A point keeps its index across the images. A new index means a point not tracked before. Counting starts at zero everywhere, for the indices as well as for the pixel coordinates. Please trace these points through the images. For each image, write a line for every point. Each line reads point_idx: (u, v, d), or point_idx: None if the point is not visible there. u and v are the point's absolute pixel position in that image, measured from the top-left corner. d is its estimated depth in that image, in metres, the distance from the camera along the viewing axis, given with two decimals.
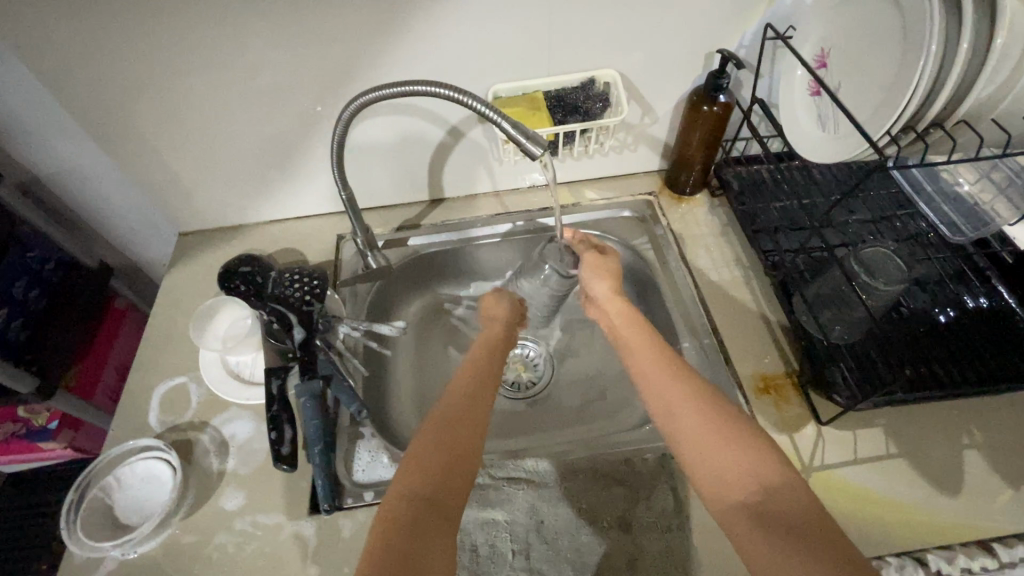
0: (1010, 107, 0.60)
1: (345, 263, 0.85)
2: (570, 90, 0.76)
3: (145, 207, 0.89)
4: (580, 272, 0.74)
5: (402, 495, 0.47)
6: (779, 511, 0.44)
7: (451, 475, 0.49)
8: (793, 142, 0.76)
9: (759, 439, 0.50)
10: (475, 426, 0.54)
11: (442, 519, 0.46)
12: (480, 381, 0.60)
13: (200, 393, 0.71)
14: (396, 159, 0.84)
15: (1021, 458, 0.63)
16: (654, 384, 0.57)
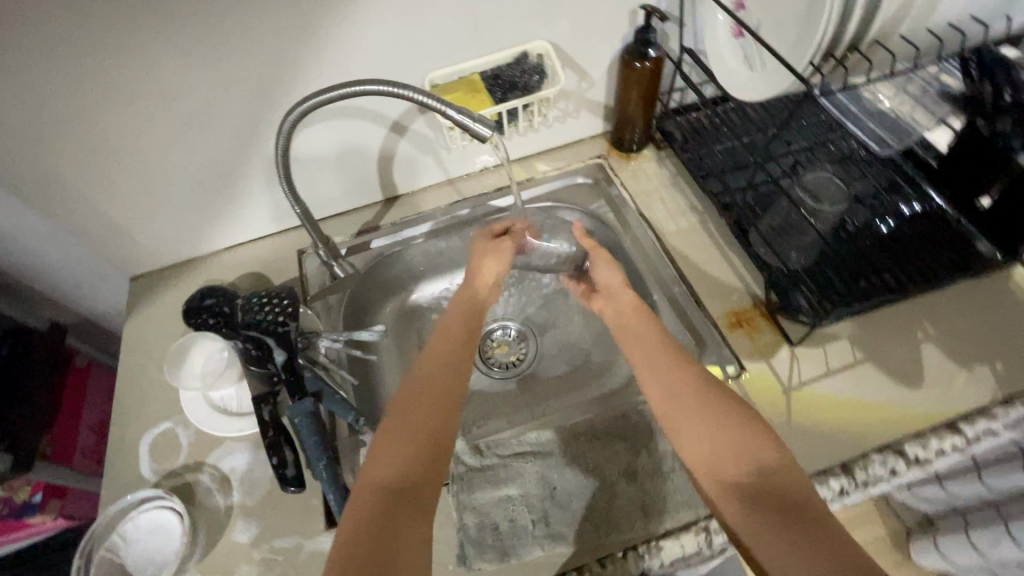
0: None
1: (310, 278, 0.83)
2: (505, 67, 0.75)
3: (84, 265, 0.83)
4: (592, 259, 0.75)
5: (368, 487, 0.48)
6: (772, 488, 0.46)
7: (418, 460, 0.50)
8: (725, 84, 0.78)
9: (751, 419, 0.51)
10: (443, 406, 0.54)
11: (414, 506, 0.47)
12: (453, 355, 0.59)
13: (189, 434, 0.69)
14: (342, 164, 0.82)
15: (973, 341, 0.68)
16: (646, 369, 0.58)
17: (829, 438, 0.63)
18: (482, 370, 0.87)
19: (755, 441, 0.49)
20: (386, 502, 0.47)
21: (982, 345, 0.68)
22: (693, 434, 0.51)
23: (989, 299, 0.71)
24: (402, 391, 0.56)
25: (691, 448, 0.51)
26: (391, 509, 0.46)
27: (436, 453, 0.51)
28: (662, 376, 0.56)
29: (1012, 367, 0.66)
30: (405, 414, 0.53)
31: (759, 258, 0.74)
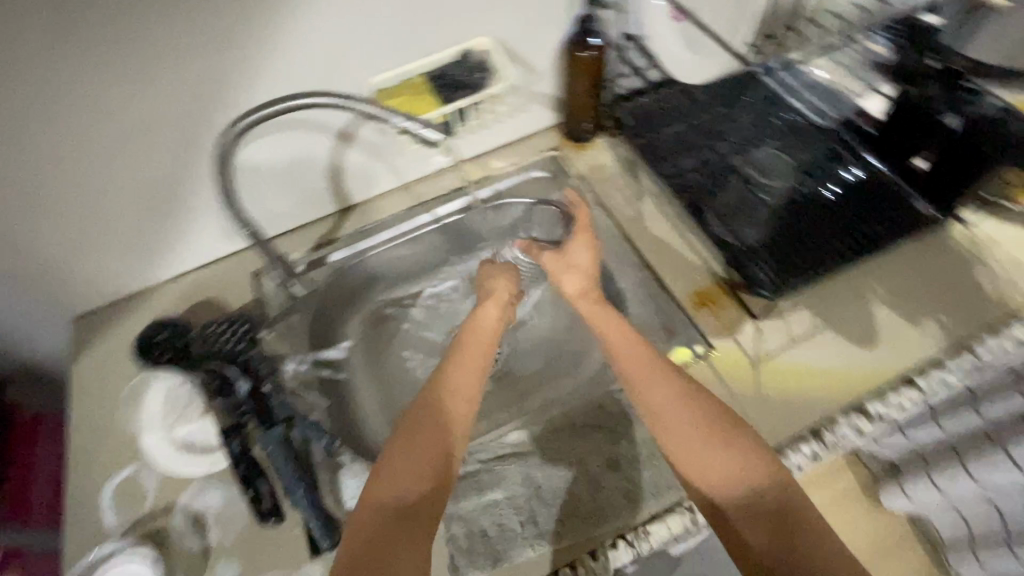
0: None
1: (268, 300, 0.79)
2: (449, 67, 0.73)
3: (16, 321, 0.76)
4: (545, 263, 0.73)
5: (373, 506, 0.47)
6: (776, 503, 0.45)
7: (426, 479, 0.49)
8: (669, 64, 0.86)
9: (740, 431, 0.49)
10: (456, 422, 0.52)
11: (413, 524, 0.46)
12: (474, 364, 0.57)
13: (154, 478, 0.66)
14: (290, 178, 0.79)
15: (922, 299, 0.71)
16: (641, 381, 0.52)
17: (798, 406, 0.66)
18: None
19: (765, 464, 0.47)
20: (397, 525, 0.46)
21: (929, 301, 0.71)
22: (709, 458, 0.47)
23: (932, 257, 0.74)
24: (418, 402, 0.53)
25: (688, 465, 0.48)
26: (391, 527, 0.46)
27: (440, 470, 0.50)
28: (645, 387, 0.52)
29: (957, 319, 0.69)
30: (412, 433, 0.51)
31: (716, 236, 0.75)
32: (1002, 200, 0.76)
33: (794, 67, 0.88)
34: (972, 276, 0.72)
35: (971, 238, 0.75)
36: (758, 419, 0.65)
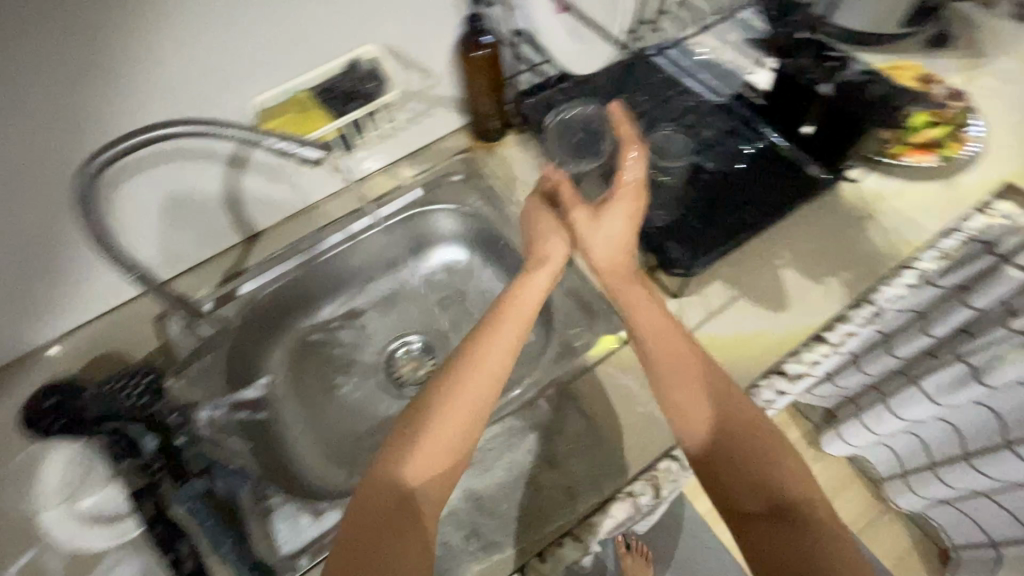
0: None
1: (176, 345, 0.74)
2: (337, 79, 0.70)
3: None
4: (580, 230, 0.62)
5: (382, 484, 0.47)
6: (790, 506, 0.48)
7: (437, 467, 0.48)
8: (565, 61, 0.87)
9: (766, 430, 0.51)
10: (478, 405, 0.50)
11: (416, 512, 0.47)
12: (503, 342, 0.53)
13: (57, 560, 0.59)
14: (182, 211, 0.74)
15: (824, 258, 0.75)
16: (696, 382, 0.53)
17: None
18: (393, 394, 0.83)
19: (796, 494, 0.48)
20: (403, 511, 0.46)
21: (829, 260, 0.75)
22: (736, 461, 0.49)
23: (826, 217, 0.78)
24: (443, 367, 0.52)
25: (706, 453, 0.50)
26: (395, 511, 0.46)
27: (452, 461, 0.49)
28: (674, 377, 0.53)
29: (855, 273, 0.74)
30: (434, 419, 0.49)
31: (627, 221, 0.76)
32: (884, 157, 0.80)
33: (685, 50, 0.91)
34: (864, 231, 0.77)
35: (859, 194, 0.79)
36: None
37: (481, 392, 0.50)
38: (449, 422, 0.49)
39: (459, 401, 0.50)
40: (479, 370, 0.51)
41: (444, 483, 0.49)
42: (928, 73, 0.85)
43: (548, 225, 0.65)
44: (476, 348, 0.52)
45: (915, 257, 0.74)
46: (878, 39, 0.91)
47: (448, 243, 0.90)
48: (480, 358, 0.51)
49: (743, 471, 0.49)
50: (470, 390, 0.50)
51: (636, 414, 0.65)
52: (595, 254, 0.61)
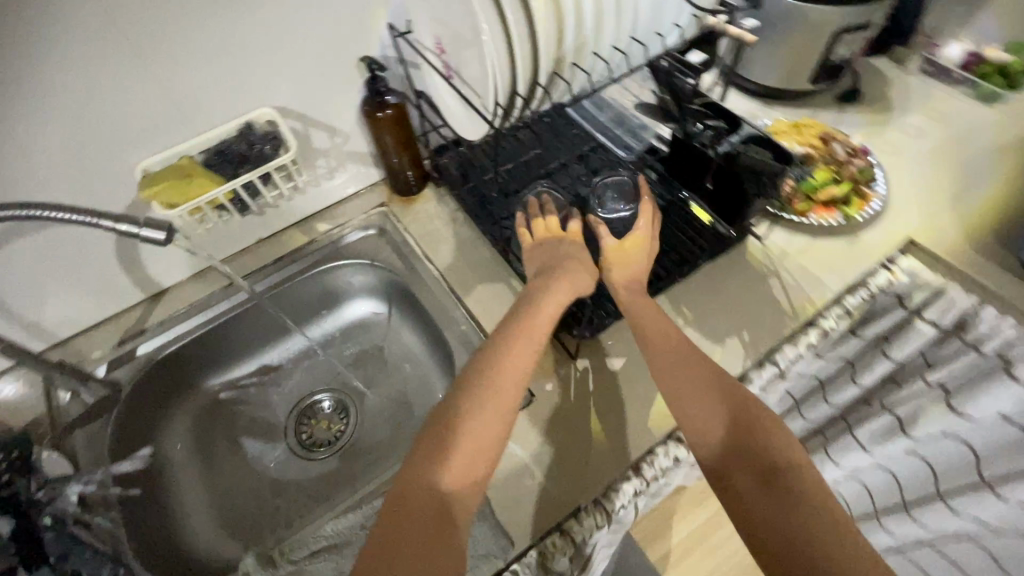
0: (578, 52, 0.65)
1: (63, 411, 0.72)
2: (231, 141, 0.70)
3: None
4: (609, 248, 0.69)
5: (419, 488, 0.48)
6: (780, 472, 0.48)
7: (475, 463, 0.50)
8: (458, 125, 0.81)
9: (754, 404, 0.54)
10: (510, 402, 0.54)
11: (454, 512, 0.47)
12: (521, 354, 0.58)
13: None
14: (73, 275, 0.73)
15: (729, 316, 0.74)
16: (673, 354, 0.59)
17: (617, 443, 0.66)
18: (303, 457, 0.81)
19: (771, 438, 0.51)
20: (441, 505, 0.48)
21: (732, 318, 0.74)
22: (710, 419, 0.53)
23: (730, 277, 0.78)
24: (470, 375, 0.56)
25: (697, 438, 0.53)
26: (432, 512, 0.47)
27: (483, 461, 0.51)
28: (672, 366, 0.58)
29: (758, 331, 0.73)
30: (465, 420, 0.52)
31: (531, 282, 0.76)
32: (791, 214, 0.81)
33: (599, 104, 0.92)
34: (768, 289, 0.76)
35: (764, 251, 0.80)
36: (581, 463, 0.65)
37: (505, 390, 0.54)
38: (479, 423, 0.52)
39: (489, 400, 0.53)
40: (503, 373, 0.56)
41: (479, 487, 0.50)
42: (829, 131, 0.86)
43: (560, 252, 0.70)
44: (507, 352, 0.58)
45: (819, 316, 0.74)
46: (792, 93, 0.93)
47: (363, 297, 0.90)
48: (511, 360, 0.57)
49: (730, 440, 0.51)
50: (497, 390, 0.54)
51: (526, 485, 0.64)
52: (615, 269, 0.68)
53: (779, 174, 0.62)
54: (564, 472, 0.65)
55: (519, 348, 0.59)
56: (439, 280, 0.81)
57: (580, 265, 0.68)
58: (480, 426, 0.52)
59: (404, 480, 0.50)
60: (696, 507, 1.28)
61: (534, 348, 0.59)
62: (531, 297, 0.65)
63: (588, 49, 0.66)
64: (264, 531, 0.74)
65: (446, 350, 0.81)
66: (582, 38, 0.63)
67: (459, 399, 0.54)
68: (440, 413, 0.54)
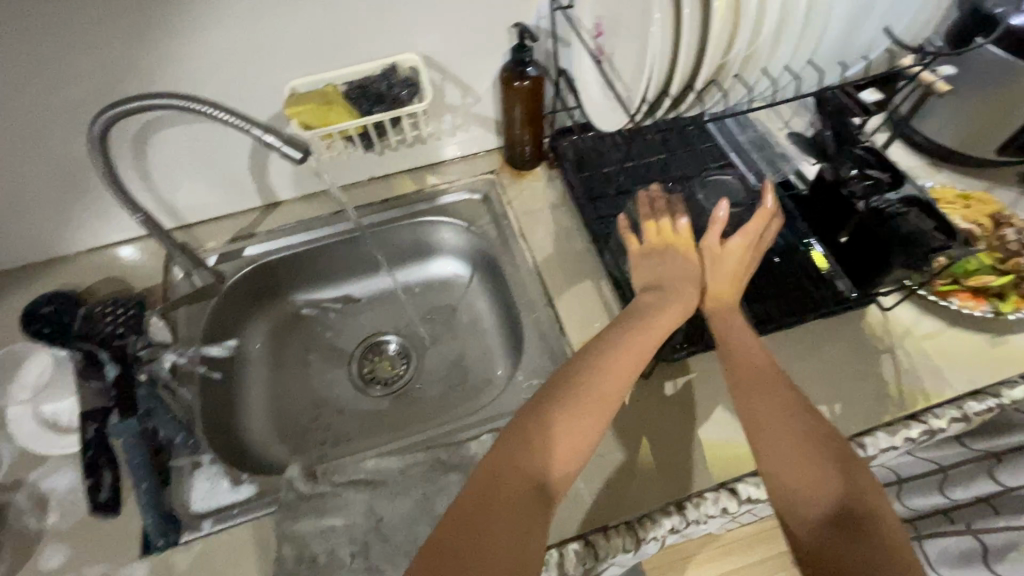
0: (744, 62, 0.61)
1: (174, 285, 0.80)
2: (373, 79, 0.73)
3: None
4: (714, 264, 0.67)
5: (513, 469, 0.50)
6: (862, 517, 0.47)
7: (565, 460, 0.52)
8: (592, 112, 0.77)
9: (839, 440, 0.52)
10: (607, 411, 0.54)
11: (541, 503, 0.49)
12: (626, 362, 0.58)
13: (13, 453, 0.65)
14: (210, 167, 0.79)
15: (825, 383, 0.68)
16: (757, 375, 0.58)
17: (665, 475, 0.64)
18: (359, 387, 0.85)
19: (854, 478, 0.50)
20: (529, 492, 0.49)
21: (827, 386, 0.68)
22: (795, 451, 0.51)
23: (836, 341, 0.71)
24: (571, 373, 0.56)
25: (778, 475, 0.51)
26: (524, 496, 0.48)
27: (569, 459, 0.52)
28: (767, 397, 0.55)
29: (851, 408, 0.66)
30: (561, 413, 0.53)
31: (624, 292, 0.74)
32: (930, 292, 0.72)
33: (740, 124, 0.85)
34: (876, 366, 0.69)
35: (884, 325, 0.72)
36: (624, 483, 0.63)
37: (604, 395, 0.55)
38: (574, 422, 0.53)
39: (587, 401, 0.54)
40: (606, 378, 0.56)
41: (562, 484, 0.51)
42: (1005, 213, 0.75)
43: (662, 259, 0.68)
44: (608, 360, 0.57)
45: (928, 412, 0.65)
46: (969, 160, 0.82)
47: (451, 258, 0.91)
48: (619, 365, 0.57)
49: (810, 473, 0.50)
50: (595, 392, 0.55)
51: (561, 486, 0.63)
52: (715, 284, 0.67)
53: (938, 248, 0.58)
54: (605, 486, 0.63)
55: (625, 359, 0.58)
56: (528, 260, 0.81)
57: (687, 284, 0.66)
58: (574, 426, 0.53)
59: (495, 458, 0.51)
60: (712, 558, 1.22)
61: (637, 364, 0.58)
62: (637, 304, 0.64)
63: (756, 61, 0.61)
64: (310, 443, 0.79)
65: (517, 331, 0.81)
66: (753, 47, 0.59)
67: (562, 397, 0.54)
68: (538, 402, 0.54)
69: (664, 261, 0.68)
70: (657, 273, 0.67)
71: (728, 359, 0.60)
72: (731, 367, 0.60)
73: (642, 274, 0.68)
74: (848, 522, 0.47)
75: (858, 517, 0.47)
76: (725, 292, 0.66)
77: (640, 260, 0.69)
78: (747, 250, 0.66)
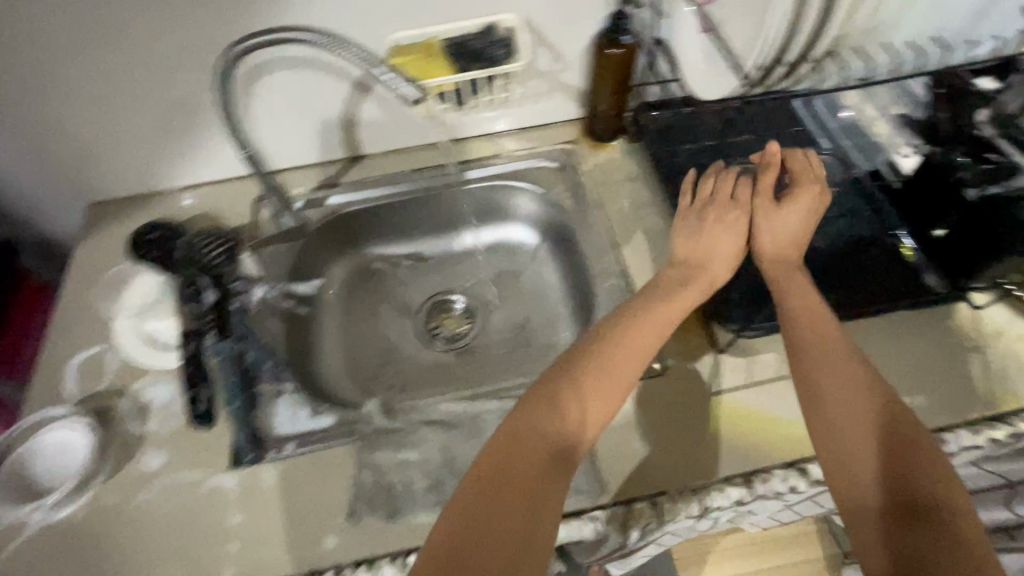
0: None
1: (262, 225, 0.83)
2: (472, 36, 0.74)
3: (46, 190, 0.83)
4: (765, 222, 0.67)
5: (535, 435, 0.50)
6: (925, 506, 0.46)
7: (581, 427, 0.52)
8: (692, 78, 0.83)
9: (906, 424, 0.51)
10: (623, 385, 0.55)
11: (560, 470, 0.49)
12: (640, 343, 0.58)
13: (117, 363, 0.70)
14: (306, 115, 0.82)
15: (907, 374, 0.66)
16: (810, 354, 0.56)
17: (735, 448, 0.63)
18: (424, 341, 0.88)
19: (919, 464, 0.48)
20: (549, 459, 0.49)
21: (909, 378, 0.66)
22: (854, 438, 0.50)
23: (921, 335, 0.69)
24: (587, 348, 0.57)
25: (835, 461, 0.51)
26: (545, 463, 0.49)
27: (585, 429, 0.53)
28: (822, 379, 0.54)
29: (934, 402, 0.64)
30: (578, 384, 0.54)
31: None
32: None
33: (834, 109, 0.82)
34: (963, 363, 0.67)
35: (974, 323, 0.69)
36: (693, 451, 0.64)
37: (616, 371, 0.56)
38: (586, 395, 0.54)
39: (598, 376, 0.55)
40: (621, 356, 0.57)
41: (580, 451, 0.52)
42: None
43: (711, 224, 0.68)
44: (623, 339, 0.58)
45: (1016, 414, 0.63)
46: None
47: (523, 224, 0.92)
48: (638, 342, 0.58)
49: (868, 461, 0.49)
50: (607, 367, 0.56)
51: (630, 448, 0.64)
52: (765, 247, 0.67)
53: None
54: (674, 452, 0.64)
55: (639, 339, 0.59)
56: (603, 229, 0.82)
57: (720, 255, 0.67)
58: (588, 398, 0.54)
59: (519, 425, 0.51)
60: (748, 554, 1.21)
61: (652, 345, 0.59)
62: (654, 289, 0.64)
63: None
64: (379, 386, 0.82)
65: (588, 299, 0.81)
66: None
67: (575, 374, 0.55)
68: (552, 375, 0.55)
69: (715, 224, 0.68)
70: (706, 233, 0.68)
71: (791, 338, 0.59)
72: (796, 344, 0.58)
73: (695, 238, 0.68)
74: (911, 511, 0.47)
75: (920, 506, 0.47)
76: (788, 252, 0.66)
77: (687, 220, 0.70)
78: (802, 210, 0.66)
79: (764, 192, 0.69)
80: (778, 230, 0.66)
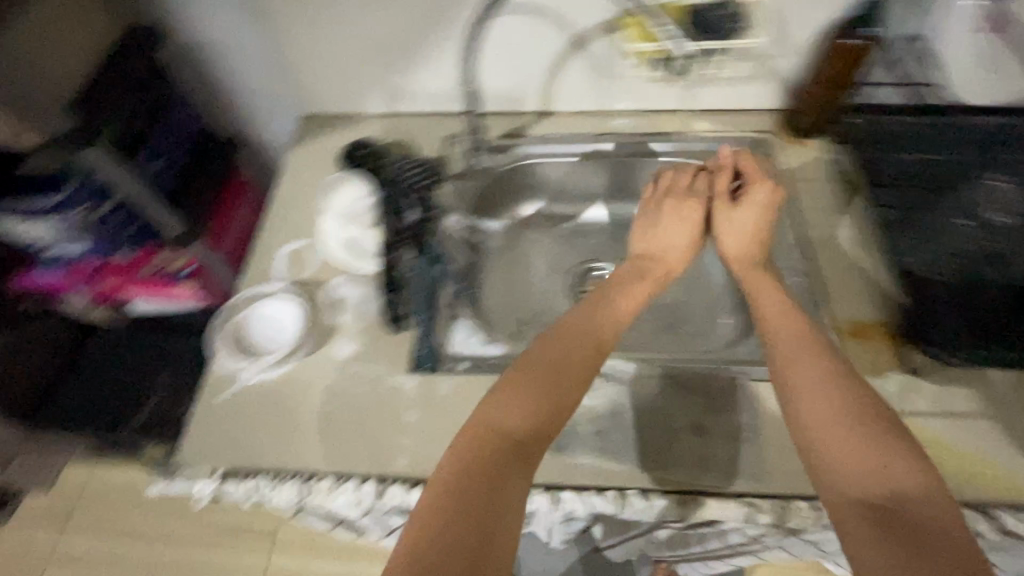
0: None
1: (453, 157, 0.89)
2: (710, 7, 0.73)
3: (279, 97, 0.94)
4: (732, 220, 0.66)
5: (488, 426, 0.49)
6: (895, 515, 0.41)
7: (536, 412, 0.50)
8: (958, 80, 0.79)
9: (860, 424, 0.46)
10: (577, 374, 0.52)
11: (522, 461, 0.47)
12: (595, 337, 0.55)
13: (321, 258, 0.79)
14: (516, 62, 0.86)
15: None
16: (782, 357, 0.52)
17: None
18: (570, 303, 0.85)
19: (895, 466, 0.44)
20: (504, 447, 0.47)
21: None
22: (833, 453, 0.45)
23: None
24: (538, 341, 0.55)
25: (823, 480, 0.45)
26: (501, 453, 0.47)
27: (555, 415, 0.50)
28: (796, 384, 0.49)
29: None
30: (532, 369, 0.52)
31: (919, 288, 0.67)
32: None
33: None
34: None
35: None
36: None
37: (562, 360, 0.53)
38: (537, 379, 0.51)
39: (545, 360, 0.53)
40: (575, 349, 0.54)
41: (543, 437, 0.49)
42: None
43: (680, 215, 0.68)
44: (574, 333, 0.55)
45: None
46: None
47: None
48: (592, 334, 0.55)
49: (851, 479, 0.44)
50: (553, 356, 0.53)
51: None
52: (726, 247, 0.66)
53: None
54: None
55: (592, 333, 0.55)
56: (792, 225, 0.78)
57: (679, 246, 0.67)
58: (537, 382, 0.51)
59: (477, 420, 0.50)
60: None
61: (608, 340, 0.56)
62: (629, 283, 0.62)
63: None
64: (526, 335, 0.81)
65: None
66: None
67: (524, 366, 0.52)
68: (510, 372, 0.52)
69: (691, 216, 0.68)
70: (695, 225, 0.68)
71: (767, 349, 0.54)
72: (769, 359, 0.53)
73: (651, 232, 0.68)
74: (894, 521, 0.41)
75: (893, 515, 0.41)
76: (752, 249, 0.64)
77: (666, 208, 0.69)
78: (758, 207, 0.66)
79: (719, 193, 0.69)
80: (742, 224, 0.65)
